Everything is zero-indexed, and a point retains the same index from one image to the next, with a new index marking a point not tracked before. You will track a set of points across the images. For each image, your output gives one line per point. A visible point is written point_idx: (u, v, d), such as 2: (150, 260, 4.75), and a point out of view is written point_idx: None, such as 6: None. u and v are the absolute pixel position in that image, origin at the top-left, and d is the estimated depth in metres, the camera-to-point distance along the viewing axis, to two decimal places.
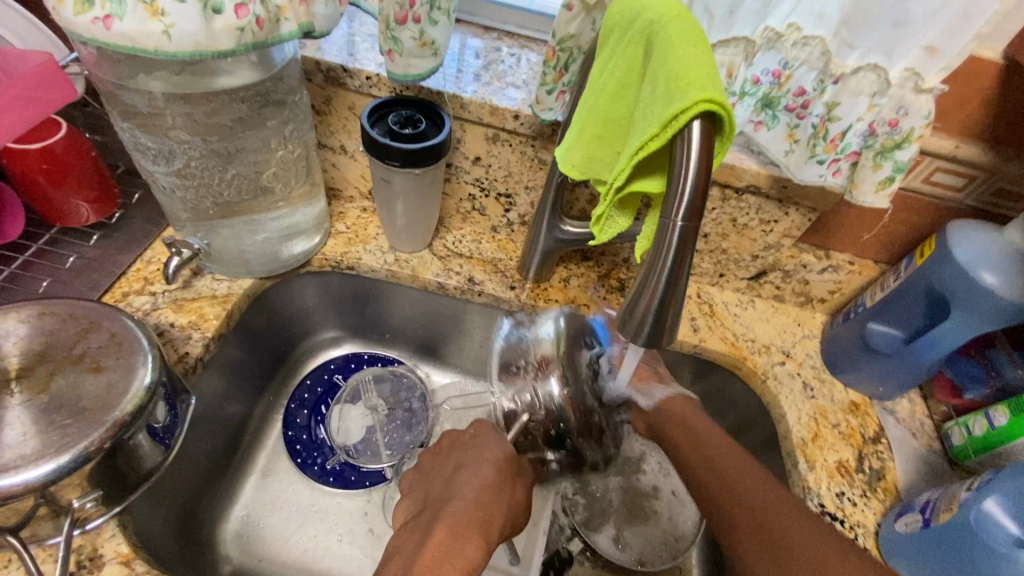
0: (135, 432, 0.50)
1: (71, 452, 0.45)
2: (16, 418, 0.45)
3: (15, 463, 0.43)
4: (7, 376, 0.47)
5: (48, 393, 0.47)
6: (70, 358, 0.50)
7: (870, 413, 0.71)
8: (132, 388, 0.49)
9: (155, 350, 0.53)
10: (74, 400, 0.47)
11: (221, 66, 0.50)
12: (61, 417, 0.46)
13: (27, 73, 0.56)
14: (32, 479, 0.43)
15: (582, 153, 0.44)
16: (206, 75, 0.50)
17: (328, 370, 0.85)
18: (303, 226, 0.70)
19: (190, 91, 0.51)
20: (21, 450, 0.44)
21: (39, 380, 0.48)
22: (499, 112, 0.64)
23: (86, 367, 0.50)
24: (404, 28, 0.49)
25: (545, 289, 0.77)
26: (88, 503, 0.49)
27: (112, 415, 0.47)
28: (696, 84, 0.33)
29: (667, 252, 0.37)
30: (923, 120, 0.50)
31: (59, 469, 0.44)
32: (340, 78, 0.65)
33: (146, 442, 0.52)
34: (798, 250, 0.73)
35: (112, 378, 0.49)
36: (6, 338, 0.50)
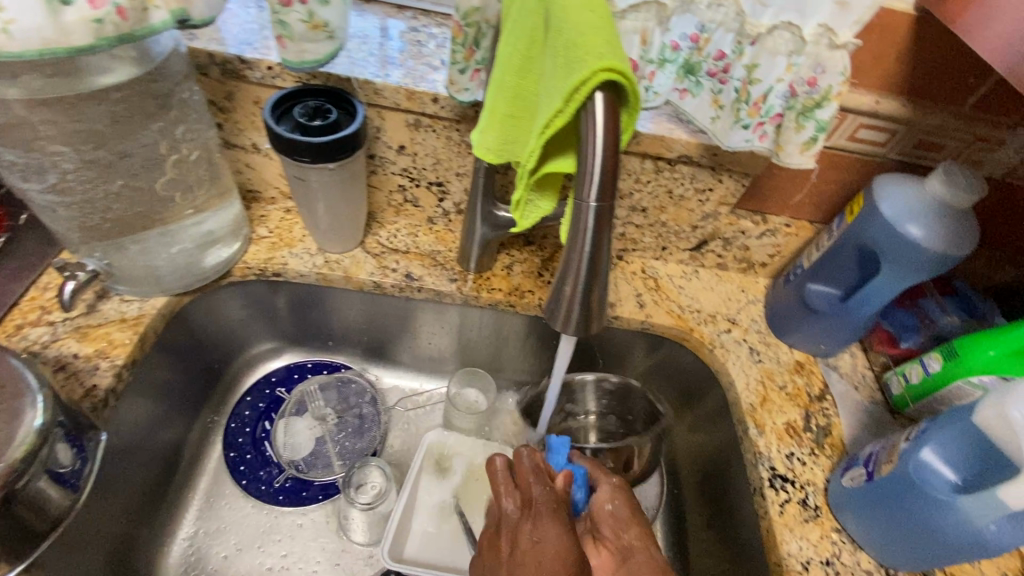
0: (33, 479, 0.46)
1: None
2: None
3: None
4: None
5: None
6: None
7: (815, 371, 0.72)
8: (20, 434, 0.45)
9: (48, 390, 0.48)
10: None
11: (93, 63, 0.45)
12: None
13: None
14: None
15: (494, 134, 0.42)
16: (78, 75, 0.45)
17: (269, 383, 0.81)
18: (218, 235, 0.65)
19: (53, 95, 0.45)
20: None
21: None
22: (416, 96, 0.60)
23: None
24: (291, 11, 0.44)
25: (488, 278, 0.74)
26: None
27: None
28: (594, 51, 0.31)
29: (584, 235, 0.35)
30: (840, 77, 0.49)
31: None
32: (238, 71, 0.59)
33: (50, 488, 0.48)
34: (736, 216, 0.73)
35: None
36: None
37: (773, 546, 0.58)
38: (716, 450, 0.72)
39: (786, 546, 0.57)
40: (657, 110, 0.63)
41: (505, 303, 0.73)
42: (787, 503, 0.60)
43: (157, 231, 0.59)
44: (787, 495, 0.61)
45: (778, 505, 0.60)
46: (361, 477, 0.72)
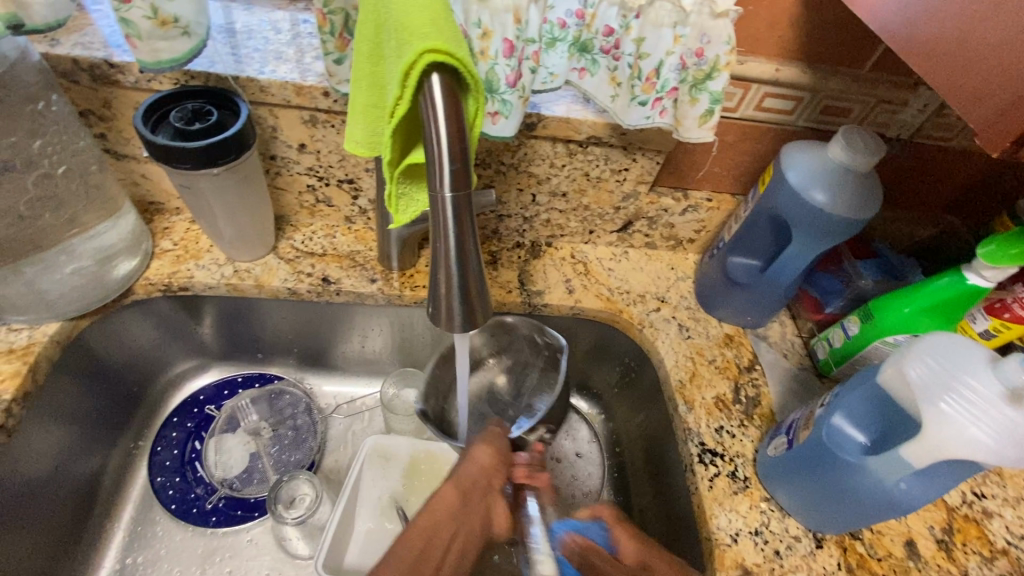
0: None
1: None
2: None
3: None
4: None
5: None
6: None
7: (744, 343, 0.72)
8: None
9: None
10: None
11: None
12: None
13: None
14: None
15: (360, 128, 0.39)
16: None
17: (196, 403, 0.77)
18: (114, 248, 0.61)
19: None
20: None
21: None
22: (305, 91, 0.57)
23: None
24: (131, 7, 0.41)
25: (411, 275, 0.72)
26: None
27: None
28: (420, 33, 0.29)
29: (446, 228, 0.34)
30: (725, 46, 0.48)
31: None
32: (110, 75, 0.55)
33: None
34: (656, 194, 0.73)
35: None
36: None
37: (703, 521, 0.58)
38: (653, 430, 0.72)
39: (716, 520, 0.58)
40: (561, 91, 0.62)
41: None
42: (716, 477, 0.60)
43: (51, 251, 0.57)
44: (717, 469, 0.61)
45: (707, 480, 0.60)
46: (290, 493, 0.70)
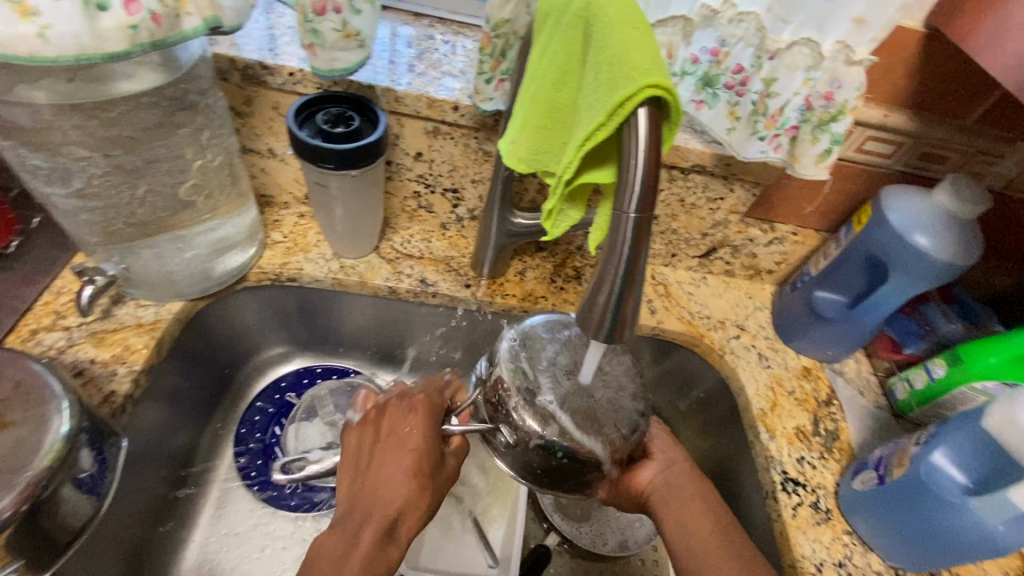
0: (60, 486, 0.46)
1: None
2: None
3: None
4: None
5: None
6: None
7: (822, 377, 0.73)
8: (47, 441, 0.45)
9: (73, 393, 0.49)
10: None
11: (121, 69, 0.45)
12: None
13: None
14: None
15: (527, 145, 0.42)
16: (105, 80, 0.44)
17: (279, 388, 0.80)
18: (235, 239, 0.65)
19: (82, 100, 0.45)
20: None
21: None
22: (437, 104, 0.61)
23: None
24: (324, 19, 0.45)
25: (501, 284, 0.75)
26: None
27: (26, 475, 0.43)
28: (640, 69, 0.31)
29: (622, 246, 0.36)
30: (856, 92, 0.50)
31: None
32: (260, 76, 0.59)
33: (74, 495, 0.47)
34: (745, 225, 0.75)
35: (21, 434, 0.45)
36: None
37: (788, 548, 0.59)
38: (726, 454, 0.73)
39: (800, 548, 0.59)
40: (672, 120, 0.64)
41: (519, 308, 0.73)
42: (799, 506, 0.61)
43: (165, 238, 0.58)
44: (800, 499, 0.62)
45: (791, 508, 0.61)
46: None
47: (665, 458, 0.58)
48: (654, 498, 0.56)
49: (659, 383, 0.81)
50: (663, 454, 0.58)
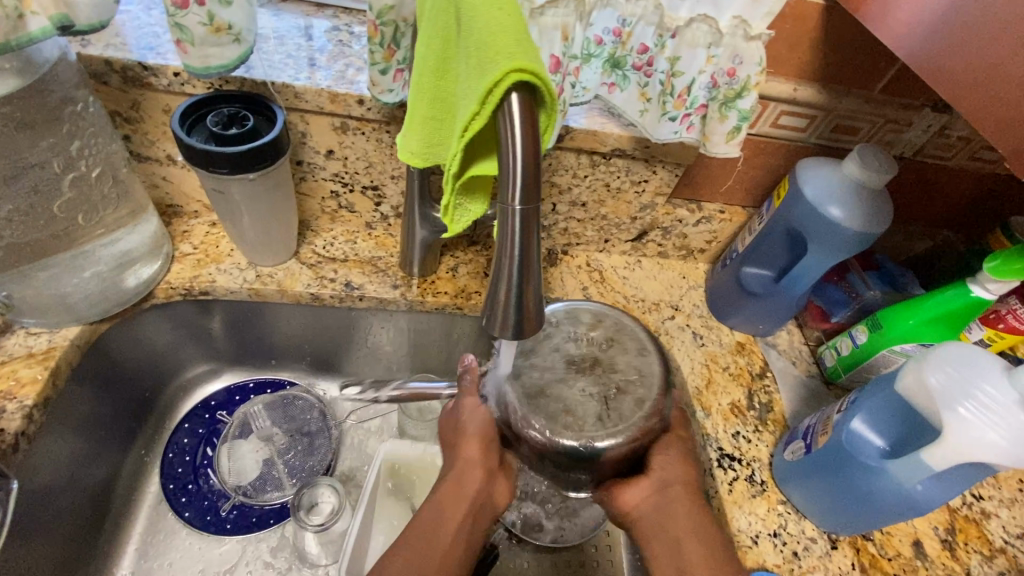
0: None
1: None
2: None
3: None
4: None
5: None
6: None
7: (755, 351, 0.74)
8: None
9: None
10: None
11: None
12: None
13: None
14: None
15: (416, 139, 0.40)
16: None
17: (208, 408, 0.76)
18: (136, 253, 0.61)
19: None
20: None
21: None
22: (340, 99, 0.58)
23: None
24: (187, 13, 0.41)
25: (432, 282, 0.73)
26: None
27: None
28: (505, 52, 0.30)
29: (513, 240, 0.35)
30: (757, 67, 0.50)
31: None
32: (142, 78, 0.55)
33: None
34: (672, 206, 0.75)
35: None
36: None
37: (725, 523, 0.59)
38: None
39: (736, 523, 0.59)
40: (589, 105, 0.63)
41: (452, 305, 0.71)
42: (735, 481, 0.62)
43: (68, 254, 0.55)
44: (735, 473, 0.63)
45: (727, 484, 0.62)
46: (311, 500, 0.68)
47: (660, 479, 0.52)
48: (637, 525, 0.51)
49: None
50: (659, 474, 0.51)
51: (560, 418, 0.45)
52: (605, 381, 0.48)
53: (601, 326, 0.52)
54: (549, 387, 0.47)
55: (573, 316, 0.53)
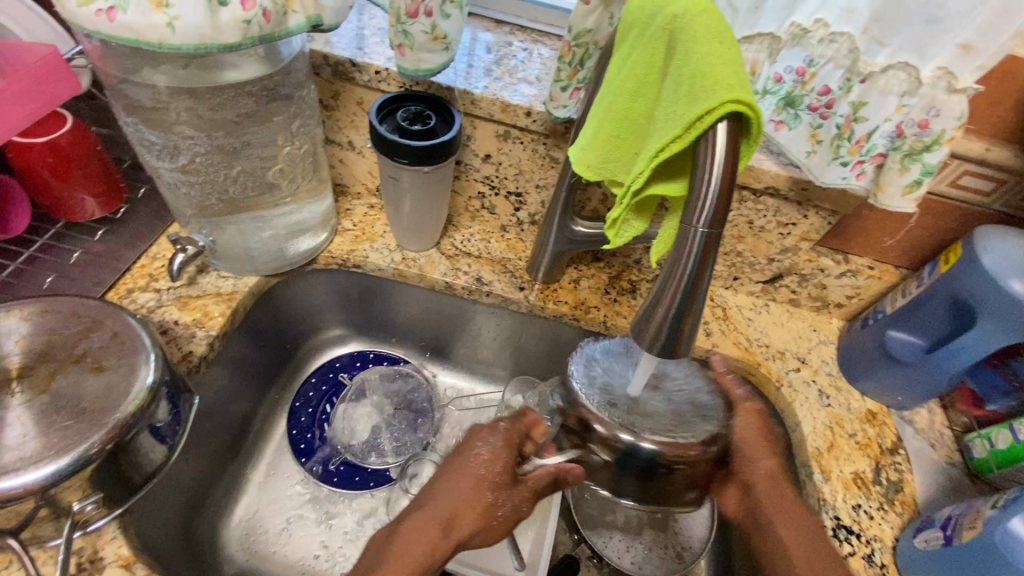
0: (137, 434, 0.47)
1: (70, 454, 0.42)
2: (16, 417, 0.42)
3: (15, 465, 0.40)
4: (8, 376, 0.44)
5: (49, 395, 0.44)
6: (72, 357, 0.46)
7: (888, 423, 0.69)
8: (132, 389, 0.46)
9: (159, 349, 0.50)
10: (66, 404, 0.44)
11: (228, 60, 0.49)
12: (61, 418, 0.43)
13: (31, 65, 0.52)
14: (31, 481, 0.40)
15: (597, 153, 0.42)
16: (213, 69, 0.49)
17: (333, 368, 0.84)
18: (308, 224, 0.69)
19: (195, 86, 0.50)
20: (11, 454, 0.41)
21: (40, 380, 0.45)
22: (510, 109, 0.62)
23: (87, 367, 0.46)
24: (415, 22, 0.47)
25: (555, 290, 0.75)
26: (88, 506, 0.45)
27: (112, 416, 0.44)
28: (722, 83, 0.31)
29: (687, 259, 0.35)
30: (956, 122, 0.48)
31: (58, 473, 0.41)
32: (348, 73, 0.63)
33: (149, 441, 0.49)
34: (816, 254, 0.72)
35: (112, 380, 0.46)
36: (7, 336, 0.46)
37: None
38: None
39: None
40: None
41: (570, 316, 0.73)
42: (851, 556, 0.58)
43: (247, 216, 0.64)
44: (852, 548, 0.58)
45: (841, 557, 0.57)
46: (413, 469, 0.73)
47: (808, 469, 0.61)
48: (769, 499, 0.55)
49: None
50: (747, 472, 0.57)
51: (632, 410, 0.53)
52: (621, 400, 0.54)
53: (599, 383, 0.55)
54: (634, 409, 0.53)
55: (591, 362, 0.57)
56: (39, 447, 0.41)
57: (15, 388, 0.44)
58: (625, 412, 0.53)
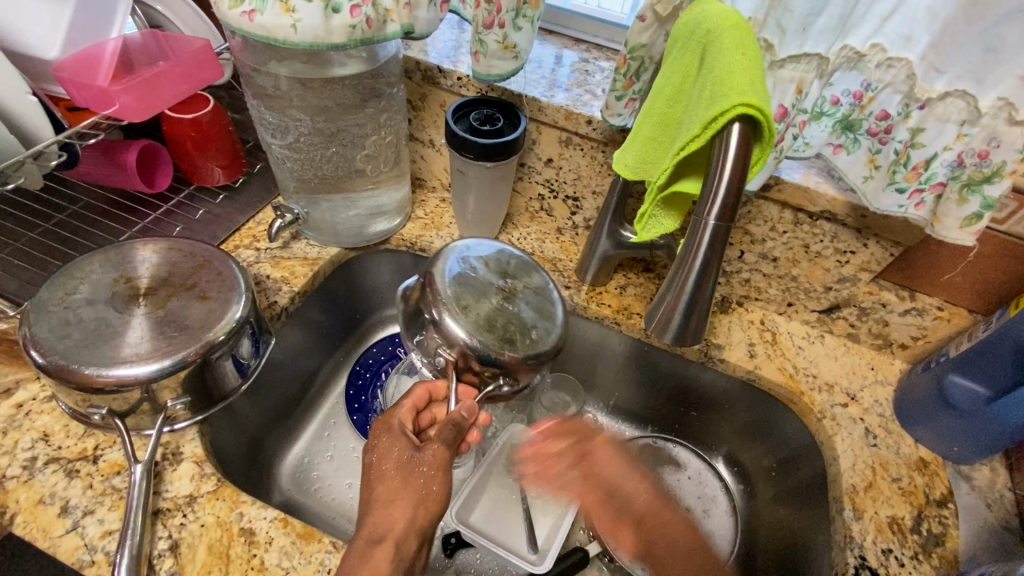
0: (223, 359, 0.57)
1: (173, 358, 0.52)
2: (137, 324, 0.53)
3: (131, 358, 0.51)
4: (137, 292, 0.55)
5: (163, 311, 0.55)
6: (184, 285, 0.57)
7: (940, 474, 0.65)
8: (225, 319, 0.56)
9: (249, 293, 0.60)
10: (173, 321, 0.54)
11: (337, 58, 0.60)
12: (170, 330, 0.54)
13: (191, 54, 0.64)
14: (142, 373, 0.51)
15: (634, 153, 0.46)
16: (324, 65, 0.59)
17: (393, 342, 0.92)
18: (387, 208, 0.78)
19: (309, 79, 0.61)
20: (132, 350, 0.51)
21: (159, 299, 0.55)
22: (573, 117, 0.68)
23: (195, 295, 0.56)
24: (490, 32, 0.54)
25: (600, 293, 0.78)
26: (180, 405, 0.55)
27: (207, 335, 0.54)
28: (737, 88, 0.34)
29: (697, 250, 0.38)
30: (1018, 154, 0.46)
31: (161, 371, 0.51)
32: (435, 78, 0.72)
33: (231, 369, 0.59)
34: (878, 287, 0.70)
35: (213, 307, 0.56)
36: (140, 263, 0.58)
37: None
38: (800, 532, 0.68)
39: None
40: (808, 163, 0.64)
41: (611, 319, 0.76)
42: None
43: (339, 195, 0.74)
44: None
45: None
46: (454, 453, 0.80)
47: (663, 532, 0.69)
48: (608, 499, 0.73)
49: (746, 431, 0.79)
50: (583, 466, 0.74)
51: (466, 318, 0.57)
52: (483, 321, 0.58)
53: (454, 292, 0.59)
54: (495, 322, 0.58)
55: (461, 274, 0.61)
56: (150, 349, 0.52)
57: (141, 302, 0.54)
58: (498, 334, 0.57)
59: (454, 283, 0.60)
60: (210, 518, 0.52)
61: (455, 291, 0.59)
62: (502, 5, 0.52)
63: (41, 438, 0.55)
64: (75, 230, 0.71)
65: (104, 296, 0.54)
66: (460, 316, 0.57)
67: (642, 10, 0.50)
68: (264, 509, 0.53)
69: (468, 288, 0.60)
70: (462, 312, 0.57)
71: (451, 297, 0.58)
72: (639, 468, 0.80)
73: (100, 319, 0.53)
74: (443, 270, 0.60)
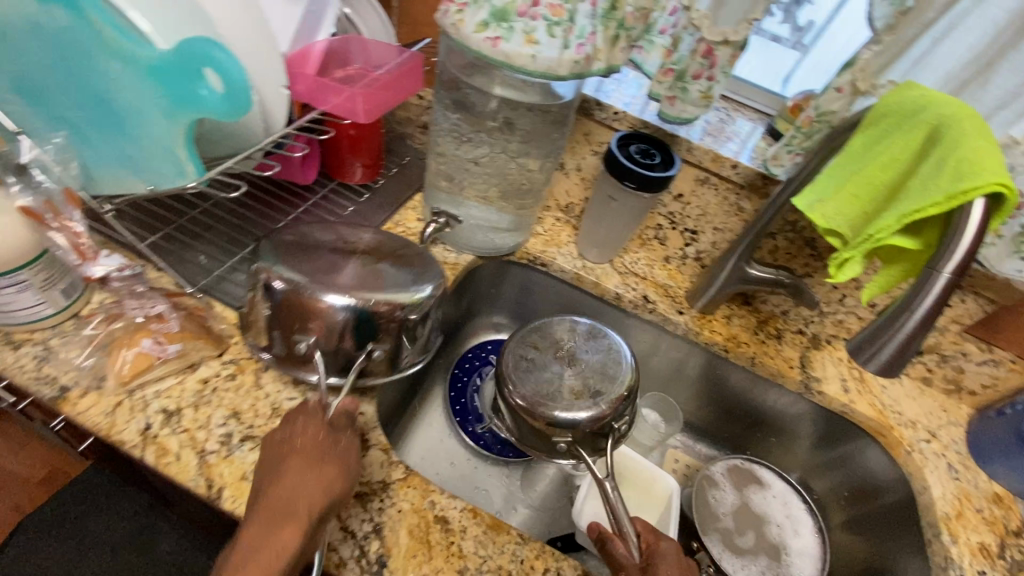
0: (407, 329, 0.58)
1: (365, 299, 0.54)
2: (349, 267, 0.56)
3: (338, 287, 0.54)
4: (353, 249, 0.59)
5: (374, 266, 0.57)
6: (392, 253, 0.60)
7: (1014, 508, 0.73)
8: (418, 288, 0.58)
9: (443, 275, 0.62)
10: (377, 276, 0.57)
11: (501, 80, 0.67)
12: (370, 283, 0.56)
13: (401, 69, 0.64)
14: (336, 302, 0.53)
15: (835, 206, 0.54)
16: (489, 83, 0.67)
17: (484, 349, 0.95)
18: (497, 221, 0.79)
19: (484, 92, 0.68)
20: (335, 281, 0.54)
21: (371, 258, 0.58)
22: (720, 160, 0.77)
23: (402, 262, 0.60)
24: (696, 82, 0.65)
25: (710, 320, 0.84)
26: (375, 354, 0.57)
27: (402, 296, 0.56)
28: (988, 171, 0.43)
29: (926, 296, 0.45)
30: None
31: (351, 303, 0.53)
32: (591, 109, 0.79)
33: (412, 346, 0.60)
34: (963, 338, 0.81)
35: (415, 275, 0.59)
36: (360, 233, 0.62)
37: None
38: (874, 554, 0.79)
39: None
40: None
41: (722, 346, 0.83)
42: None
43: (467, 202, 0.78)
44: None
45: None
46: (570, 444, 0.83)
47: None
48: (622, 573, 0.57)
49: (822, 467, 0.89)
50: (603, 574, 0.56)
51: (541, 388, 0.66)
52: (557, 385, 0.66)
53: (523, 369, 0.68)
54: (563, 381, 0.67)
55: (525, 353, 0.70)
56: (365, 337, 0.55)
57: (357, 254, 0.58)
58: (582, 393, 0.66)
59: (527, 364, 0.69)
60: (406, 505, 0.55)
61: (529, 377, 0.68)
62: (716, 63, 0.63)
63: (233, 416, 0.57)
64: (228, 213, 0.73)
65: (327, 244, 0.58)
66: (554, 403, 0.65)
67: (841, 83, 0.61)
68: (453, 499, 0.56)
69: (535, 363, 0.69)
70: (533, 394, 0.65)
71: (526, 378, 0.67)
72: (727, 484, 0.85)
73: (321, 254, 0.57)
74: (507, 367, 0.69)
